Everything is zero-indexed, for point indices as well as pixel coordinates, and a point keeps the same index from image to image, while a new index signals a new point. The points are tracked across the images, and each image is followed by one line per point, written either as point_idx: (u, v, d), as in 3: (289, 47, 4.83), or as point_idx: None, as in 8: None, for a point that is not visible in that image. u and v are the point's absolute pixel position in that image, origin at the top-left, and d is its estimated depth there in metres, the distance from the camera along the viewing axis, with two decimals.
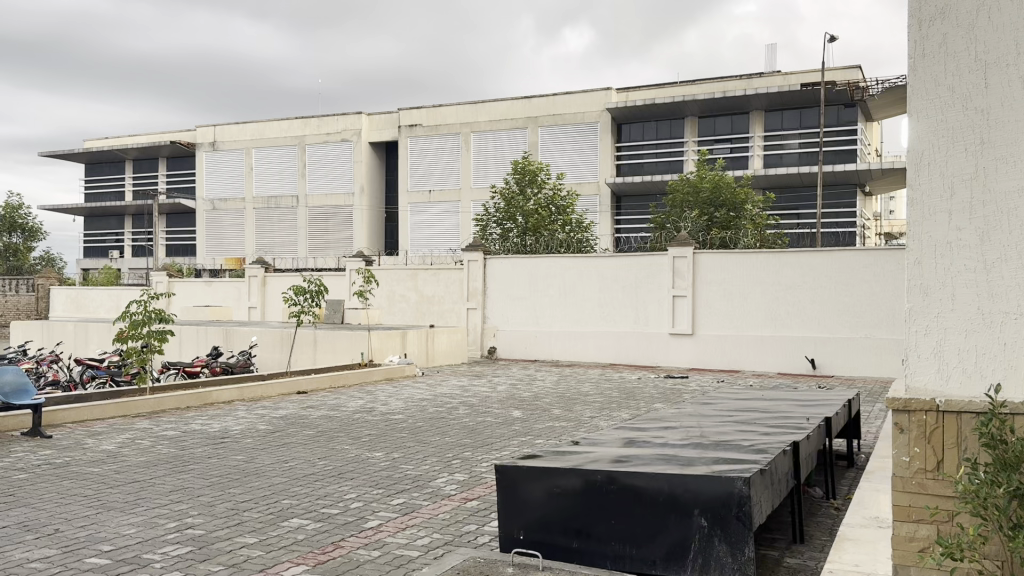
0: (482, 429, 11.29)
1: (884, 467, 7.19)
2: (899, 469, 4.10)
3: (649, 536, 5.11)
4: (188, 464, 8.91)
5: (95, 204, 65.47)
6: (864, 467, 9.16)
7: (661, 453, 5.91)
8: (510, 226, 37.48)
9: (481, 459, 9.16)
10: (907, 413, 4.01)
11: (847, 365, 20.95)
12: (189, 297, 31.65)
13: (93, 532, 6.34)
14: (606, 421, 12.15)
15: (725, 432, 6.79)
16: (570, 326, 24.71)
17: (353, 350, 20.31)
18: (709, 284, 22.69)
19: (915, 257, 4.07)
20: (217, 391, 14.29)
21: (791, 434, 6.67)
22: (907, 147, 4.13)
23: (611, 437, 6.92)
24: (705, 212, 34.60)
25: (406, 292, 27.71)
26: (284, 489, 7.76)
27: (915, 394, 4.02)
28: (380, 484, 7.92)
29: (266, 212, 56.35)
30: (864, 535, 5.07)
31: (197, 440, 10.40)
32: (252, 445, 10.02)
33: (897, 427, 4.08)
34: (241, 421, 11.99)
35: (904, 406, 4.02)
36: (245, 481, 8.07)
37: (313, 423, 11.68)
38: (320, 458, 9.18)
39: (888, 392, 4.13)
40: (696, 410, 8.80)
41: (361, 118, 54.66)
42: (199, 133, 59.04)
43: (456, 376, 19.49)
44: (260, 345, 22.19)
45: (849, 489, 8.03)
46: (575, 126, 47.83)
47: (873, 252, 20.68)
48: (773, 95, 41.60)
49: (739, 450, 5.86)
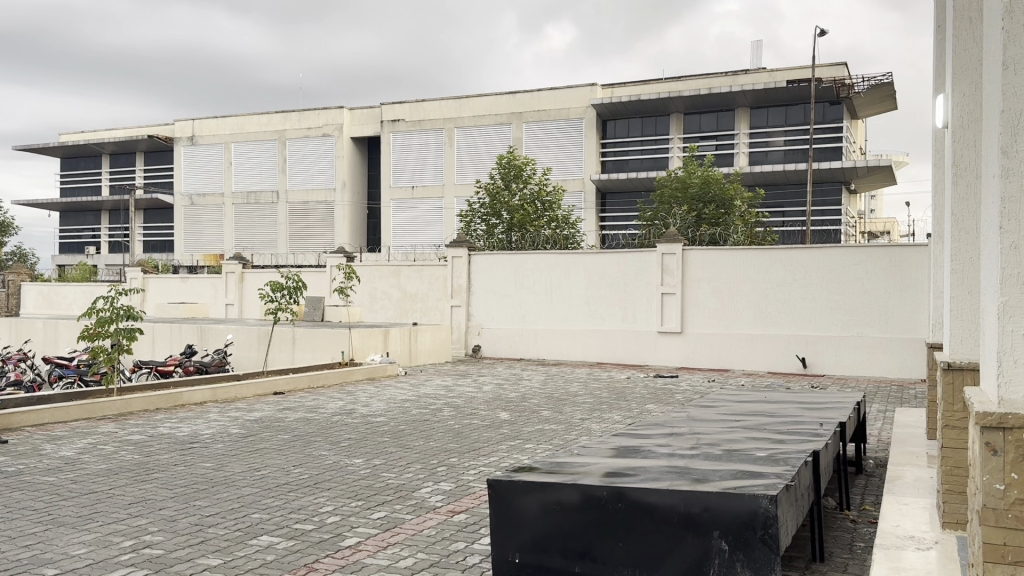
0: (469, 433, 10.70)
1: (906, 480, 6.67)
2: (988, 499, 3.30)
3: (659, 560, 4.54)
4: (151, 473, 8.26)
5: (70, 199, 64.28)
6: (875, 474, 8.65)
7: (670, 463, 5.35)
8: (496, 222, 36.77)
9: (468, 466, 8.56)
10: (1004, 431, 3.17)
11: (838, 364, 20.53)
12: (164, 293, 30.80)
13: (37, 553, 5.71)
14: (598, 424, 11.55)
15: (735, 439, 6.24)
16: (557, 324, 24.13)
17: (334, 349, 19.66)
18: (698, 283, 22.20)
19: (1014, 242, 3.15)
20: (189, 392, 13.57)
21: (807, 440, 6.14)
22: (998, 103, 3.23)
23: (612, 445, 6.34)
24: (693, 207, 34.12)
25: (389, 290, 27.04)
26: (254, 501, 7.12)
27: (1012, 408, 3.18)
28: (359, 495, 7.30)
29: (245, 208, 55.46)
30: (902, 558, 4.56)
31: (163, 446, 9.72)
32: (223, 451, 9.37)
33: (987, 447, 3.24)
34: (211, 424, 11.31)
35: (1000, 423, 3.17)
36: (212, 492, 7.43)
37: (289, 427, 11.03)
38: (294, 466, 8.54)
39: (974, 406, 3.28)
40: (698, 414, 8.23)
41: (342, 113, 53.79)
42: (177, 128, 57.98)
43: (440, 375, 18.86)
44: (236, 343, 21.46)
45: (863, 498, 7.53)
46: (560, 122, 47.24)
47: (864, 249, 20.30)
48: (758, 92, 41.27)
49: (755, 461, 5.34)
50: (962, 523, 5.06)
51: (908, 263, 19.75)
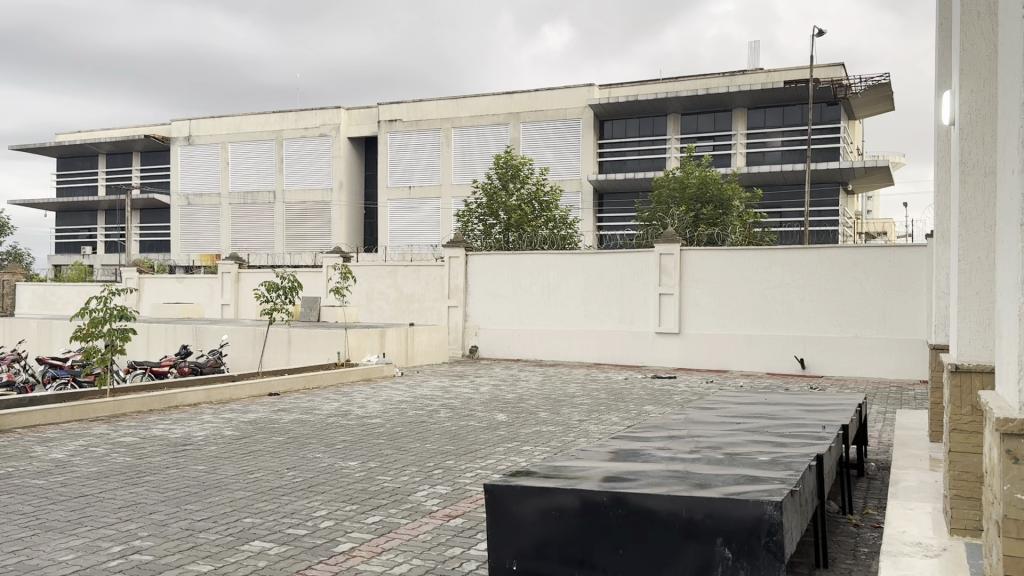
0: (465, 435, 10.57)
1: (911, 485, 6.56)
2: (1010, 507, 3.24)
3: (661, 568, 4.42)
4: (143, 476, 8.12)
5: (66, 199, 64.09)
6: (877, 477, 8.54)
7: (670, 468, 5.23)
8: (493, 222, 36.66)
9: (465, 469, 8.43)
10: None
11: (837, 365, 20.43)
12: (159, 293, 30.67)
13: (23, 559, 5.58)
14: (596, 427, 11.43)
15: (737, 443, 6.12)
16: (554, 325, 24.01)
17: (330, 349, 19.53)
18: (696, 283, 22.09)
19: None
20: (183, 393, 13.44)
21: (811, 444, 6.03)
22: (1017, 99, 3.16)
23: (611, 447, 6.22)
24: (691, 208, 34.03)
25: (385, 289, 26.90)
26: (246, 505, 7.00)
27: None
28: (354, 498, 7.17)
29: (242, 208, 55.30)
30: (910, 565, 4.45)
31: (155, 448, 9.59)
32: (216, 454, 9.24)
33: (1009, 455, 3.20)
34: (205, 425, 11.16)
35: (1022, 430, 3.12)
36: (204, 496, 7.30)
37: (283, 429, 10.89)
38: (288, 469, 8.41)
39: (994, 411, 3.24)
40: (697, 416, 8.12)
41: (340, 113, 53.64)
42: (174, 127, 57.78)
43: (437, 376, 18.72)
44: (232, 344, 21.33)
45: (865, 502, 7.42)
46: (558, 122, 47.15)
47: (863, 249, 20.21)
48: (756, 92, 41.17)
49: (757, 465, 5.23)
50: (969, 530, 4.92)
51: (907, 263, 19.65)
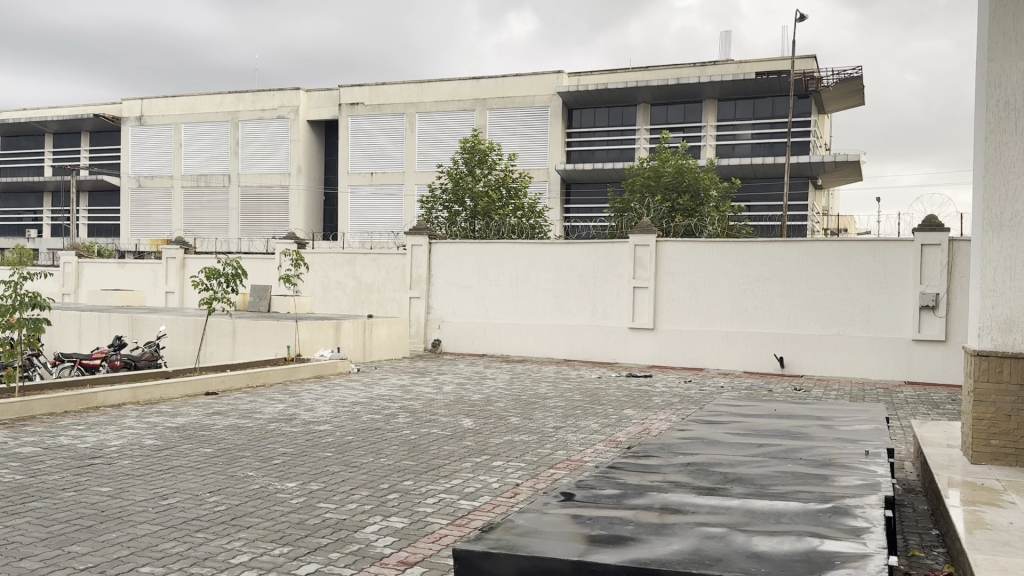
0: (427, 446, 9.18)
1: (978, 527, 5.39)
2: None
3: None
4: (31, 501, 6.60)
5: (9, 179, 61.08)
6: (911, 506, 7.29)
7: (702, 521, 3.88)
8: (458, 209, 35.16)
9: (426, 494, 7.04)
10: None
11: (815, 364, 19.44)
12: (100, 280, 28.78)
13: None
14: (576, 437, 10.11)
15: (774, 479, 4.81)
16: (522, 318, 22.67)
17: (279, 343, 17.99)
18: (672, 275, 20.90)
19: None
20: (105, 392, 11.84)
21: (870, 481, 4.73)
22: None
23: (613, 479, 4.84)
24: (667, 197, 32.92)
25: (343, 278, 25.39)
26: (147, 547, 5.50)
27: None
28: (286, 539, 5.73)
29: (195, 191, 53.11)
30: None
31: (55, 462, 8.01)
32: (130, 471, 7.74)
33: None
34: (123, 433, 9.59)
35: None
36: (97, 532, 5.80)
37: (213, 438, 9.38)
38: (212, 492, 6.96)
39: None
40: (704, 432, 6.80)
41: (299, 95, 51.59)
42: (125, 107, 55.21)
43: (395, 373, 17.27)
44: (170, 336, 19.62)
45: (908, 542, 6.16)
46: (524, 110, 45.68)
47: (844, 243, 19.18)
48: (726, 83, 40.28)
49: (816, 520, 3.90)
50: None
51: (896, 256, 18.59)
